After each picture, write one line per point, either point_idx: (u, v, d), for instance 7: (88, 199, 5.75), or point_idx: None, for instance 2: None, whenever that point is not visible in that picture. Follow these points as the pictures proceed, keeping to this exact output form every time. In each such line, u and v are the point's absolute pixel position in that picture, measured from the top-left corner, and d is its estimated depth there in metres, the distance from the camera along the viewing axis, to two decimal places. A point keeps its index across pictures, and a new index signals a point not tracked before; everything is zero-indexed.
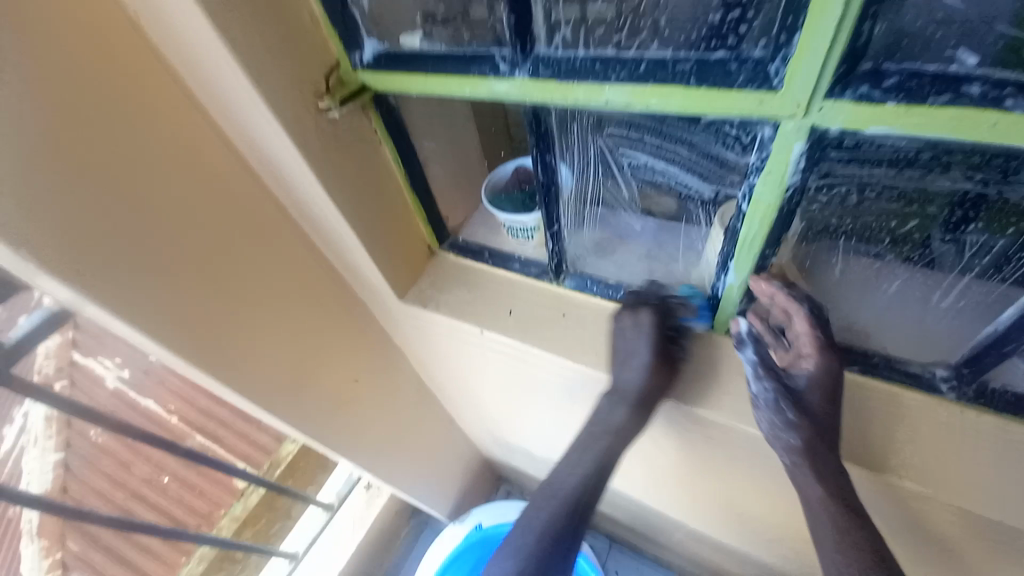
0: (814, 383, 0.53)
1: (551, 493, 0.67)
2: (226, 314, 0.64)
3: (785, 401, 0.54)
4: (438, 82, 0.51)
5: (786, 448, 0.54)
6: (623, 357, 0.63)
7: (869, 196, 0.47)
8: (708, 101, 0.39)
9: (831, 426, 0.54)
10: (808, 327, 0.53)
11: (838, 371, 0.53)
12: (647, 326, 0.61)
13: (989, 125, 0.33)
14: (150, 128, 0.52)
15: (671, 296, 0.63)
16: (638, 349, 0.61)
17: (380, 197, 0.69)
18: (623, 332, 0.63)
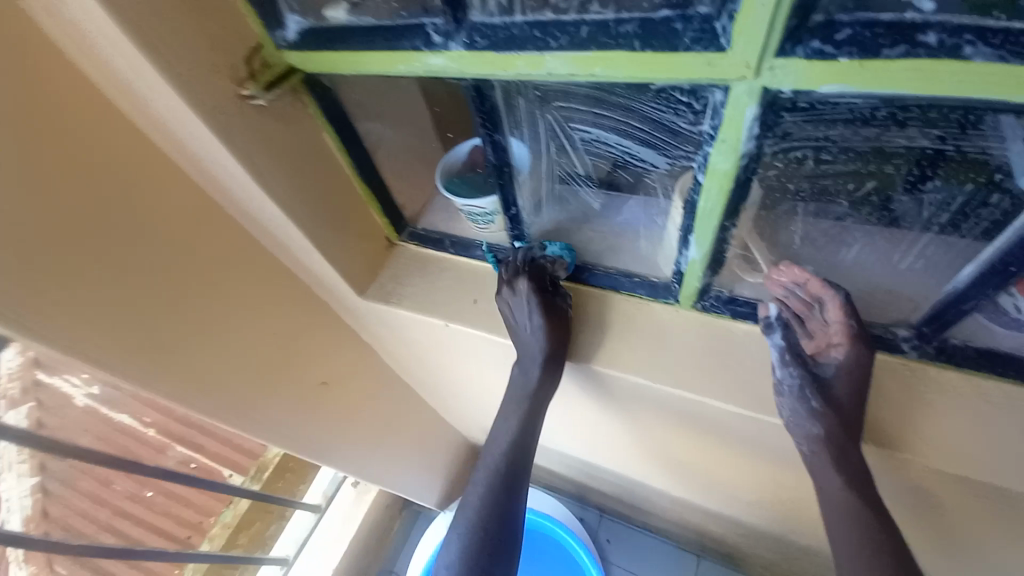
0: (844, 371, 0.54)
1: (485, 468, 0.74)
2: (168, 325, 0.60)
3: (811, 389, 0.53)
4: (370, 59, 0.47)
5: (807, 435, 0.55)
6: (520, 321, 0.64)
7: (826, 158, 0.45)
8: (655, 65, 0.36)
9: (854, 413, 0.54)
10: (841, 315, 0.53)
11: (868, 360, 0.53)
12: (527, 289, 0.62)
13: (949, 77, 0.31)
14: (48, 124, 0.47)
15: (539, 258, 0.64)
16: (532, 316, 0.62)
17: (325, 189, 0.64)
18: (511, 303, 0.64)
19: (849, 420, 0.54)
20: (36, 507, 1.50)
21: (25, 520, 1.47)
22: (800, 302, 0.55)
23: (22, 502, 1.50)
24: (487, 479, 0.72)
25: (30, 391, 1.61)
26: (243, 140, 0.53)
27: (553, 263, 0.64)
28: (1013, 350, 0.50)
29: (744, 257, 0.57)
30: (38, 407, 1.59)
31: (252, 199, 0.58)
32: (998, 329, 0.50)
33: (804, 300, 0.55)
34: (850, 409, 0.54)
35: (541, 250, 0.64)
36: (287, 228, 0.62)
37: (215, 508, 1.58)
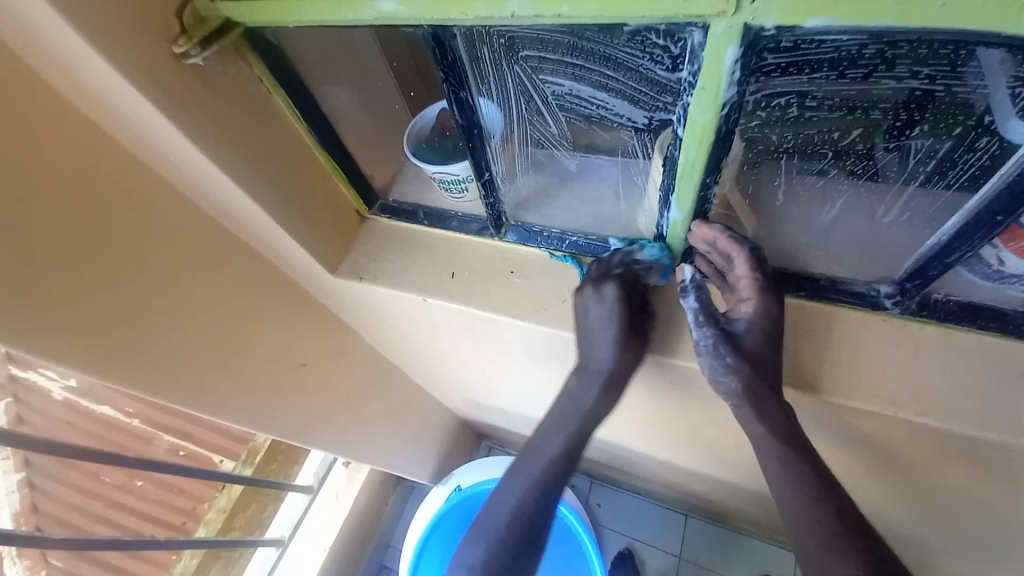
0: (752, 325, 0.51)
1: (527, 472, 0.65)
2: (123, 312, 0.55)
3: (724, 345, 0.52)
4: (314, 8, 0.42)
5: (729, 392, 0.53)
6: (592, 329, 0.57)
7: (809, 106, 0.43)
8: (628, 2, 0.33)
9: (773, 366, 0.52)
10: (748, 269, 0.51)
11: (775, 313, 0.51)
12: (616, 297, 0.55)
13: (935, 7, 0.28)
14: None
15: (637, 265, 0.56)
16: (609, 325, 0.56)
17: (284, 160, 0.59)
18: (591, 307, 0.56)
19: (770, 375, 0.52)
20: (24, 503, 1.46)
21: (15, 516, 1.44)
22: (714, 258, 0.53)
23: (9, 497, 1.46)
24: (524, 487, 0.64)
25: (5, 386, 1.52)
26: (184, 105, 0.48)
27: (647, 270, 0.57)
28: (992, 301, 0.50)
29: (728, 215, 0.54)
30: (15, 402, 1.52)
31: (202, 172, 0.54)
32: (979, 281, 0.51)
33: (719, 256, 0.53)
34: (766, 363, 0.51)
35: (638, 253, 0.56)
36: (245, 204, 0.58)
37: (206, 493, 1.55)
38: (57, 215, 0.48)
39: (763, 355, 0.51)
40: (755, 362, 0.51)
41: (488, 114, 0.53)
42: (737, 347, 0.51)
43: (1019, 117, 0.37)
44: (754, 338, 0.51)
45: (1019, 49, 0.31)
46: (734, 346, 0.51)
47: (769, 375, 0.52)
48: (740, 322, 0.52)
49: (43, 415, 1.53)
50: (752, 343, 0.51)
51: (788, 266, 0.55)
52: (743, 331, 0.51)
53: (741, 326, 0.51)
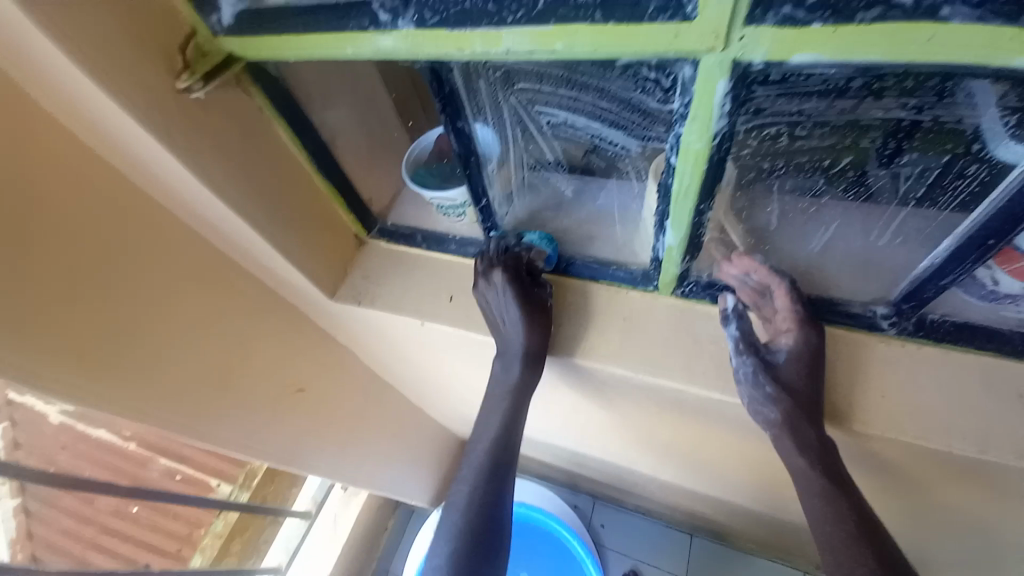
0: (794, 355, 0.53)
1: (471, 465, 0.69)
2: (116, 340, 0.55)
3: (764, 374, 0.53)
4: (314, 43, 0.43)
5: (767, 421, 0.54)
6: (498, 313, 0.61)
7: (801, 134, 0.43)
8: (619, 39, 0.34)
9: (811, 397, 0.53)
10: (788, 302, 0.53)
11: (818, 346, 0.52)
12: (504, 277, 0.59)
13: (921, 43, 0.29)
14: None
15: (514, 246, 0.61)
16: (509, 306, 0.60)
17: (282, 187, 0.60)
18: (488, 295, 0.61)
19: (806, 406, 0.53)
20: (19, 529, 1.47)
21: (10, 542, 1.45)
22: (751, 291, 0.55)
23: (4, 525, 1.46)
24: (473, 479, 0.68)
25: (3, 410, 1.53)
26: (182, 135, 0.49)
27: (530, 251, 0.62)
28: (989, 321, 0.50)
29: (723, 240, 0.55)
30: (11, 425, 1.54)
31: (200, 200, 0.54)
32: (975, 301, 0.51)
33: (755, 289, 0.54)
34: (804, 394, 0.53)
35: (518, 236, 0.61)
36: (242, 230, 0.58)
37: (202, 517, 1.50)
38: (52, 244, 0.48)
39: (803, 386, 0.53)
40: (794, 391, 0.53)
41: (486, 140, 0.53)
42: (777, 377, 0.52)
43: (1005, 145, 0.38)
44: (794, 369, 0.53)
45: (1002, 81, 0.32)
46: (774, 376, 0.52)
47: (806, 405, 0.53)
48: (781, 352, 0.53)
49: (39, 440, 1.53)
50: (792, 373, 0.53)
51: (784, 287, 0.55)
52: (784, 361, 0.53)
53: (782, 357, 0.53)
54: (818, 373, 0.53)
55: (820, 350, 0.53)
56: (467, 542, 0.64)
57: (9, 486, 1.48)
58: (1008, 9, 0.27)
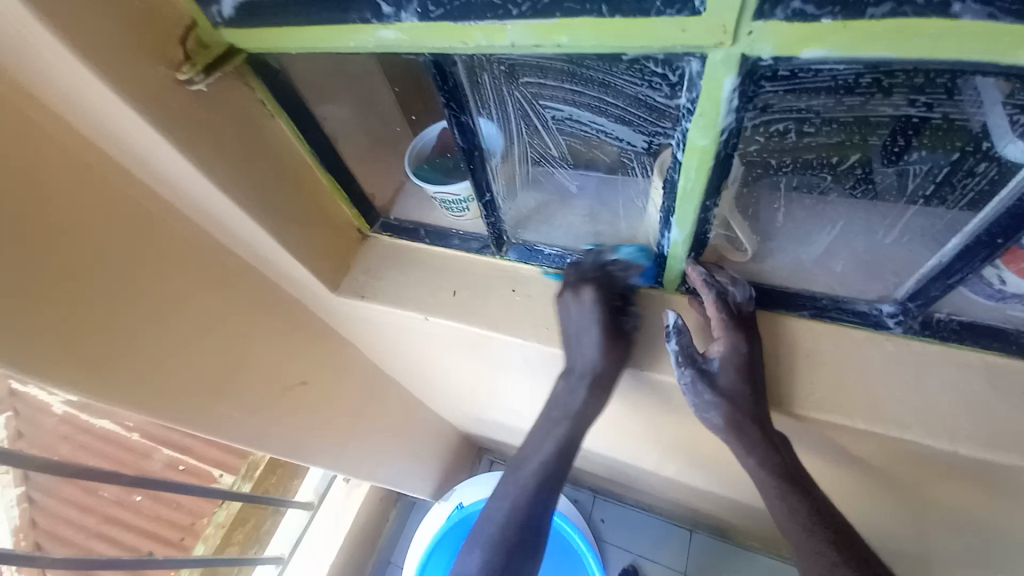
0: (726, 363, 0.53)
1: (522, 473, 0.63)
2: (120, 335, 0.55)
3: (702, 384, 0.54)
4: (317, 37, 0.43)
5: (715, 428, 0.55)
6: (574, 332, 0.59)
7: (808, 131, 0.43)
8: (626, 34, 0.33)
9: (753, 402, 0.53)
10: (714, 311, 0.53)
11: (745, 352, 0.52)
12: (594, 297, 0.57)
13: (933, 38, 0.28)
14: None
15: (611, 266, 0.59)
16: (589, 326, 0.57)
17: (284, 180, 0.60)
18: (570, 310, 0.59)
19: (751, 410, 0.53)
20: (23, 518, 1.50)
21: (14, 530, 1.48)
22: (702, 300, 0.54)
23: (9, 512, 1.50)
24: (522, 488, 0.62)
25: (6, 400, 1.57)
26: (183, 129, 0.48)
27: (624, 270, 0.59)
28: (994, 320, 0.50)
29: (727, 237, 0.55)
30: (16, 416, 1.57)
31: (203, 194, 0.54)
32: (981, 301, 0.51)
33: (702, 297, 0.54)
34: (744, 399, 0.53)
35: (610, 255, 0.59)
36: (246, 225, 0.58)
37: (206, 508, 1.52)
38: (54, 238, 0.48)
39: (741, 392, 0.53)
40: (734, 398, 0.53)
41: (490, 136, 0.53)
42: (714, 385, 0.53)
43: (1014, 143, 0.37)
44: (730, 377, 0.53)
45: (1013, 79, 0.32)
46: (711, 384, 0.54)
47: (750, 410, 0.53)
48: (715, 360, 0.53)
49: (42, 430, 1.55)
50: (727, 381, 0.53)
51: (787, 285, 0.55)
52: (718, 369, 0.53)
53: (715, 365, 0.53)
54: (754, 377, 0.53)
55: (753, 353, 0.53)
56: (513, 545, 0.59)
57: (13, 475, 1.52)
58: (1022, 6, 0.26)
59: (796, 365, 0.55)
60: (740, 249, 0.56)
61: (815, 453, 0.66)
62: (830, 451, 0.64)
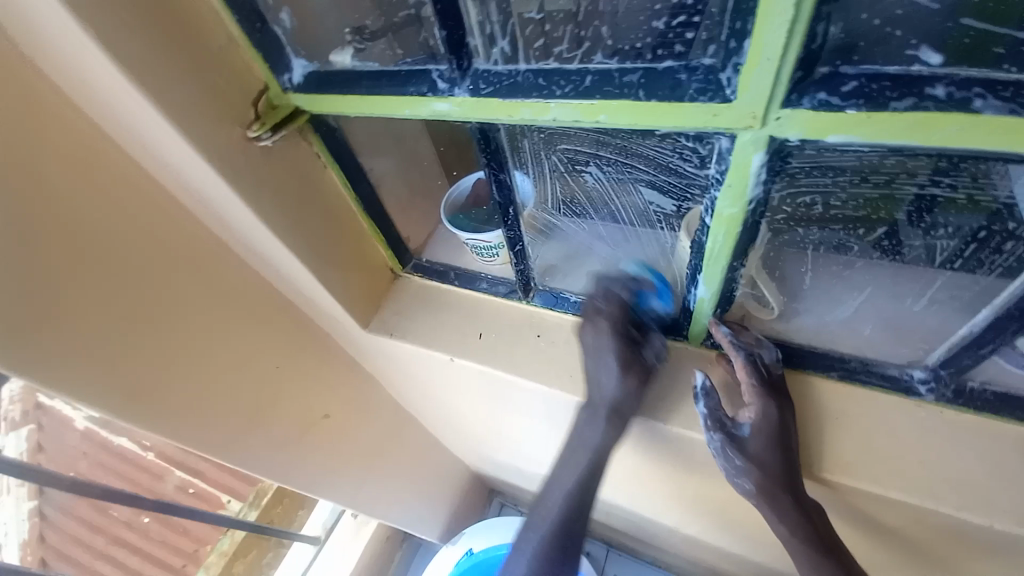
0: (757, 429, 0.52)
1: (545, 511, 0.64)
2: (166, 365, 0.59)
3: (731, 450, 0.53)
4: (376, 104, 0.48)
5: (746, 493, 0.54)
6: (612, 367, 0.57)
7: (834, 203, 0.45)
8: (660, 115, 0.36)
9: (785, 470, 0.52)
10: (744, 374, 0.53)
11: (779, 419, 0.52)
12: (608, 330, 0.57)
13: (955, 130, 0.30)
14: (42, 167, 0.46)
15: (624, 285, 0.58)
16: (607, 355, 0.57)
17: (329, 225, 0.64)
18: (586, 338, 0.59)
19: (783, 478, 0.52)
20: (33, 532, 1.44)
21: (20, 545, 1.41)
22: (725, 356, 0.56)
23: (20, 525, 1.44)
24: (545, 529, 0.63)
25: (30, 413, 1.52)
26: (248, 180, 0.53)
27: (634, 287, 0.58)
28: None
29: (755, 296, 0.55)
30: (38, 429, 1.51)
31: (255, 238, 0.59)
32: (1015, 369, 0.49)
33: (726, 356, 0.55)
34: (775, 466, 0.52)
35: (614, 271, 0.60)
36: (291, 266, 0.62)
37: (211, 535, 1.51)
38: (122, 276, 0.53)
39: (772, 458, 0.52)
40: (764, 465, 0.52)
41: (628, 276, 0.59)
42: (744, 450, 0.53)
43: None
44: (759, 443, 0.52)
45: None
46: (740, 450, 0.53)
47: (782, 477, 0.52)
48: (745, 426, 0.53)
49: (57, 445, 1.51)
50: (757, 447, 0.52)
51: (814, 345, 0.55)
52: (749, 435, 0.53)
53: (746, 430, 0.53)
54: (785, 444, 0.52)
55: (785, 420, 0.52)
56: (552, 550, 0.62)
57: (28, 489, 1.48)
58: None
59: (823, 428, 0.54)
60: (767, 306, 0.56)
61: (843, 521, 0.64)
62: (859, 519, 0.62)
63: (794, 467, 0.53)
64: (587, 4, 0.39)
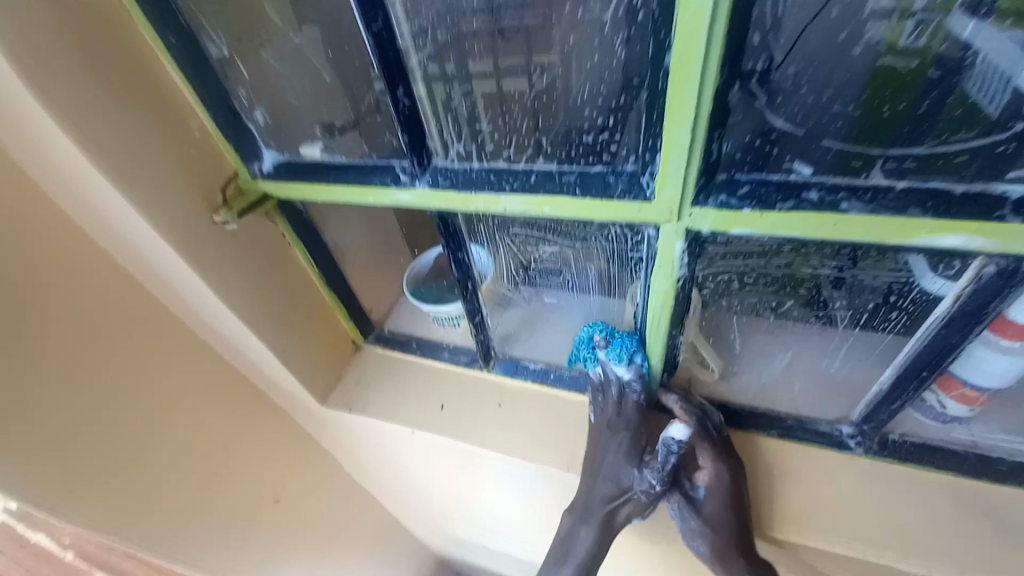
0: (711, 492, 0.54)
1: None
2: (107, 449, 0.56)
3: (688, 510, 0.55)
4: (343, 190, 0.52)
5: (702, 555, 0.56)
6: (619, 480, 0.55)
7: (749, 279, 0.52)
8: (595, 209, 0.42)
9: (740, 532, 0.54)
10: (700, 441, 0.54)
11: (733, 484, 0.54)
12: (626, 446, 0.55)
13: (832, 224, 0.37)
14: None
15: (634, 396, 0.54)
16: (613, 466, 0.55)
17: (293, 300, 0.66)
18: (598, 438, 0.57)
19: (738, 540, 0.54)
20: None
21: None
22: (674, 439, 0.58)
23: None
24: None
25: None
26: (212, 261, 0.55)
27: (621, 390, 0.55)
28: (943, 441, 0.54)
29: (699, 360, 0.60)
30: None
31: (216, 314, 0.59)
32: (928, 421, 0.55)
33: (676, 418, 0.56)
34: (731, 530, 0.54)
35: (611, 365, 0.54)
36: (252, 341, 0.63)
37: None
38: (63, 357, 0.52)
39: (727, 523, 0.54)
40: (719, 526, 0.54)
41: (628, 377, 0.54)
42: (699, 512, 0.55)
43: (929, 278, 0.43)
44: (714, 505, 0.54)
45: (928, 254, 0.39)
46: (696, 511, 0.55)
47: (738, 539, 0.54)
48: (701, 487, 0.55)
49: None
50: (712, 508, 0.54)
51: (754, 405, 0.60)
52: (704, 497, 0.55)
53: (702, 492, 0.55)
54: (738, 508, 0.54)
55: (737, 484, 0.54)
56: None
57: None
58: (895, 204, 0.35)
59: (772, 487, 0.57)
60: (708, 368, 0.60)
61: None
62: None
63: (748, 529, 0.54)
64: (529, 120, 0.45)
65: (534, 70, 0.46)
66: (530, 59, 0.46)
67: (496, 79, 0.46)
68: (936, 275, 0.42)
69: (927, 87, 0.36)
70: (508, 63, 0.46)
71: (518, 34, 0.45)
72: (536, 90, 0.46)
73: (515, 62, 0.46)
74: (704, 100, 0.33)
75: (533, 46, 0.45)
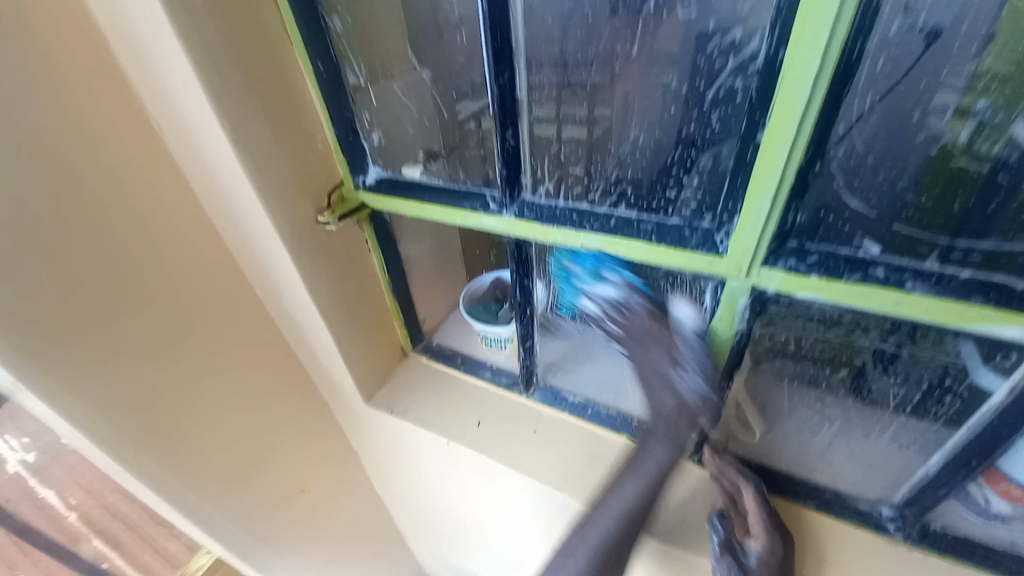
0: (763, 565, 0.52)
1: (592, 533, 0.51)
2: (182, 411, 0.61)
3: None
4: (434, 210, 0.58)
5: None
6: (663, 387, 0.51)
7: (805, 343, 0.54)
8: (667, 256, 0.46)
9: None
10: (756, 506, 0.55)
11: (784, 558, 0.52)
12: (663, 354, 0.50)
13: (894, 302, 0.39)
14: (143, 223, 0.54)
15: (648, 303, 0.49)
16: (655, 371, 0.51)
17: (363, 302, 0.71)
18: (636, 353, 0.52)
19: None
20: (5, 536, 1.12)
21: None
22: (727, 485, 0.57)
23: None
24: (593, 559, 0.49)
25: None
26: (308, 256, 0.61)
27: (626, 304, 0.50)
28: (984, 540, 0.53)
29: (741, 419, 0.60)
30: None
31: (298, 303, 0.65)
32: (975, 517, 0.53)
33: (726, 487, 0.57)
34: None
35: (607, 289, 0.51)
36: (321, 334, 0.68)
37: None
38: (170, 322, 0.59)
39: None
40: None
41: (624, 294, 0.50)
42: None
43: (984, 370, 0.44)
44: None
45: (981, 341, 0.41)
46: None
47: None
48: (752, 556, 0.53)
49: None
50: None
51: (792, 471, 0.59)
52: (755, 567, 0.52)
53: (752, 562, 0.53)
54: None
55: (787, 560, 0.53)
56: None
57: None
58: (957, 291, 0.37)
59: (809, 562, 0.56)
60: (749, 429, 0.61)
61: None
62: None
63: None
64: (596, 167, 0.52)
65: (592, 121, 0.54)
66: (591, 111, 0.54)
67: (556, 126, 0.53)
68: (989, 368, 0.43)
69: (988, 191, 0.40)
70: (572, 113, 0.54)
71: (585, 89, 0.54)
72: (603, 143, 0.53)
73: (579, 114, 0.54)
74: (788, 172, 0.37)
75: (595, 99, 0.55)
